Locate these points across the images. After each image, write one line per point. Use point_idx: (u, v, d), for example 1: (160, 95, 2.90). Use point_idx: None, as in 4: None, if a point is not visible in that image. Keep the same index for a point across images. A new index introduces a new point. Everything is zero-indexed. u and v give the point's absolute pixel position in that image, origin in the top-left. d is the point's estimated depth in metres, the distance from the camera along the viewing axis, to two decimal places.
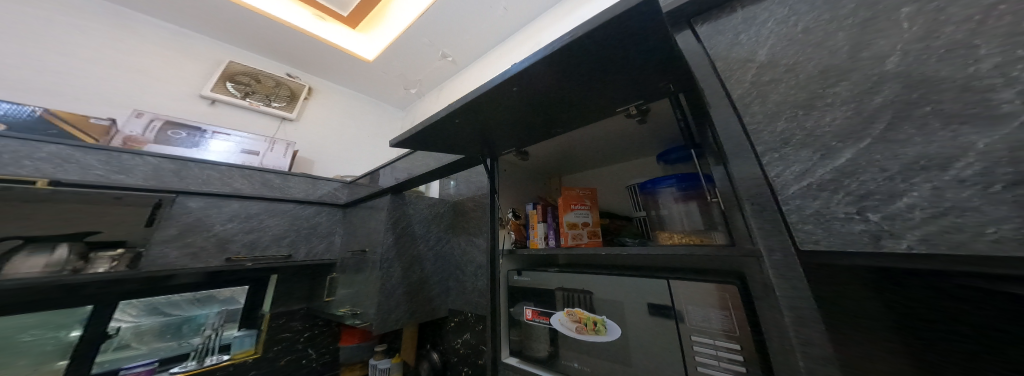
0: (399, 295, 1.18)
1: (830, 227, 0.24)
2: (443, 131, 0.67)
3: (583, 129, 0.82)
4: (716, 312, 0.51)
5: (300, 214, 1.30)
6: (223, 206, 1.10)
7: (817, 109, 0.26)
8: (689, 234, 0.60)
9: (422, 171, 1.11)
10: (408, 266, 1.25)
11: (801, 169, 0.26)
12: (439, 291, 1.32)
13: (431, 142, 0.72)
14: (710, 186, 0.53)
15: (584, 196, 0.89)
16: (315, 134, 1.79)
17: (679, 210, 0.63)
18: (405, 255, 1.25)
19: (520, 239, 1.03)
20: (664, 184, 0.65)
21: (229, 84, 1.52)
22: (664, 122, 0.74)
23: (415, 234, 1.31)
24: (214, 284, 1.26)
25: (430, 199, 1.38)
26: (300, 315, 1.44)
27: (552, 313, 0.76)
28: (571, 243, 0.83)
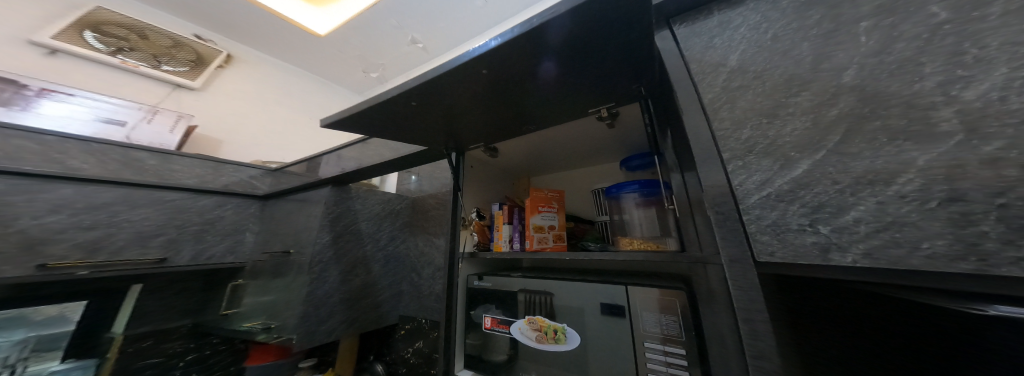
0: (335, 302, 1.04)
1: (784, 239, 0.24)
2: (395, 118, 0.59)
3: (554, 129, 0.79)
4: (666, 318, 0.51)
5: (190, 205, 1.05)
6: (41, 191, 0.78)
7: (779, 118, 0.25)
8: (645, 241, 0.61)
9: (372, 162, 0.99)
10: (350, 269, 1.11)
11: (762, 178, 0.25)
12: (389, 296, 1.21)
13: (373, 127, 0.63)
14: (670, 194, 0.54)
15: (552, 198, 0.87)
16: (229, 109, 1.50)
17: (640, 215, 0.64)
18: (343, 256, 1.09)
19: (484, 241, 0.97)
20: (628, 190, 0.64)
21: (89, 34, 1.17)
22: (632, 127, 0.75)
23: (362, 232, 1.17)
24: (27, 299, 0.88)
25: (384, 195, 1.26)
26: (181, 333, 1.12)
27: (512, 322, 0.72)
28: (536, 248, 0.79)
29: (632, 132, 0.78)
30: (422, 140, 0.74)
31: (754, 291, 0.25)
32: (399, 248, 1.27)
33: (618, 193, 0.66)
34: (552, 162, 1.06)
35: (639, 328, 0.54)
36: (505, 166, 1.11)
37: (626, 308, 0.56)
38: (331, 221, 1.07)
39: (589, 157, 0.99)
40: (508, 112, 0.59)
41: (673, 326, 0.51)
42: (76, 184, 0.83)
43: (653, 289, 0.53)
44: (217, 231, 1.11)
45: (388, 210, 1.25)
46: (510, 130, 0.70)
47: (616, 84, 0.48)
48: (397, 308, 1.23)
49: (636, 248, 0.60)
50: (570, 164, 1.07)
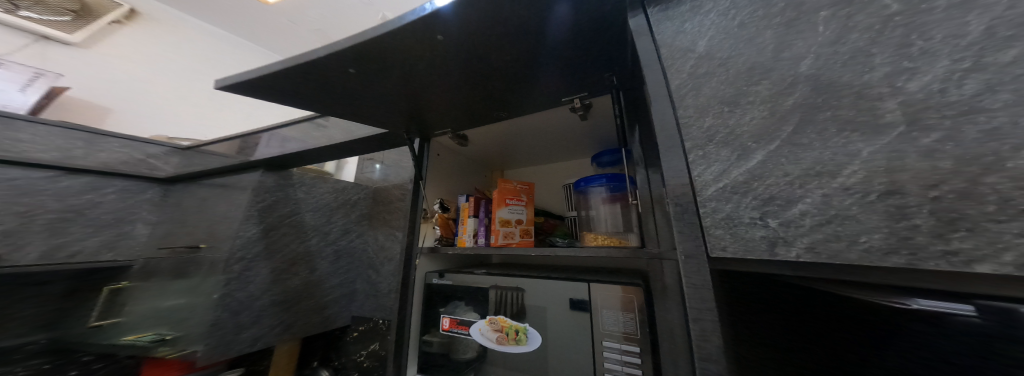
0: (263, 304, 0.92)
1: (736, 233, 0.23)
2: (333, 89, 0.51)
3: (526, 118, 0.76)
4: (624, 316, 0.51)
5: (58, 189, 0.84)
6: None
7: (739, 107, 0.25)
8: (611, 237, 0.58)
9: (319, 144, 0.88)
10: (291, 265, 1.01)
11: (720, 169, 0.24)
12: (339, 296, 1.12)
13: (309, 97, 0.53)
14: (634, 188, 0.53)
15: (521, 191, 0.80)
16: (135, 74, 1.26)
17: (606, 211, 0.62)
18: (272, 249, 0.96)
19: (447, 236, 0.88)
20: (595, 184, 0.61)
21: None
22: (602, 120, 0.74)
23: (305, 225, 1.07)
24: None
25: (337, 184, 1.17)
26: None
27: (473, 322, 0.68)
28: (501, 243, 0.71)
29: (604, 126, 0.77)
30: (378, 122, 0.67)
31: (706, 287, 0.24)
32: (353, 243, 1.17)
33: (586, 186, 0.63)
34: (522, 154, 1.03)
35: (599, 325, 0.53)
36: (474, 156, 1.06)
37: (585, 305, 0.55)
38: (257, 210, 0.93)
39: (561, 151, 0.98)
40: (477, 94, 0.56)
41: (631, 324, 0.50)
42: None
43: (613, 285, 0.53)
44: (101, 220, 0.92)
45: (340, 201, 1.16)
46: (478, 111, 0.66)
47: (585, 62, 0.47)
48: (349, 309, 1.15)
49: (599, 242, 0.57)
50: (540, 158, 1.06)
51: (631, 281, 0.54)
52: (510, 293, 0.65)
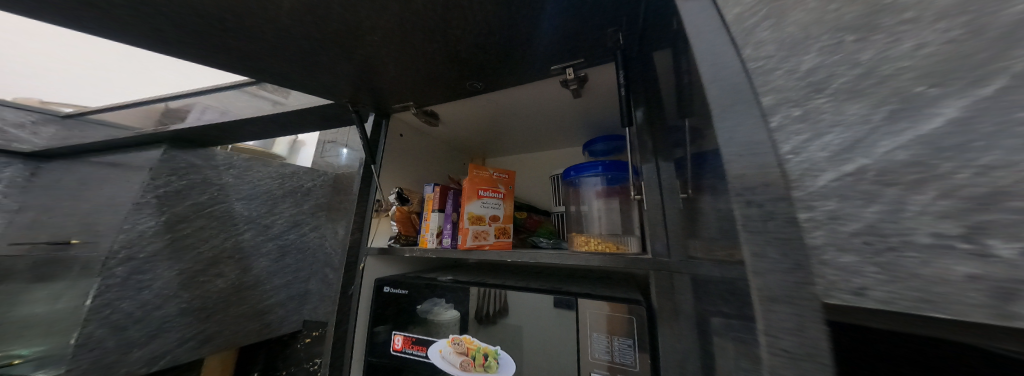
0: (166, 313, 0.80)
1: (887, 264, 0.12)
2: (180, 17, 0.37)
3: (504, 93, 0.64)
4: (612, 341, 0.41)
5: None
6: None
7: (882, 31, 0.13)
8: (608, 242, 0.44)
9: (252, 114, 0.72)
10: (209, 266, 0.87)
11: (841, 141, 0.13)
12: (286, 297, 1.03)
13: (139, 28, 0.39)
14: (637, 179, 0.41)
15: (498, 181, 0.66)
16: None
17: (599, 206, 0.50)
18: (180, 247, 0.83)
19: (406, 234, 0.71)
20: (588, 174, 0.48)
21: None
22: (597, 100, 0.63)
23: (234, 217, 0.94)
24: None
25: (283, 169, 1.06)
26: None
27: (433, 342, 0.56)
28: (469, 246, 0.58)
29: (599, 109, 0.67)
30: (293, 82, 0.52)
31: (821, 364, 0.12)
32: (303, 237, 1.09)
33: (576, 175, 0.50)
34: (504, 141, 0.91)
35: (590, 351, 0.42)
36: (448, 140, 0.92)
37: (566, 325, 0.44)
38: (157, 201, 0.81)
39: (547, 138, 0.87)
40: (437, 51, 0.46)
41: (623, 354, 0.40)
42: None
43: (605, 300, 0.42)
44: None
45: (284, 188, 1.06)
46: (444, 77, 0.55)
47: (584, 5, 0.36)
48: (300, 312, 1.06)
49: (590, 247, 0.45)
50: (525, 147, 0.94)
51: (626, 296, 0.43)
52: (479, 305, 0.53)
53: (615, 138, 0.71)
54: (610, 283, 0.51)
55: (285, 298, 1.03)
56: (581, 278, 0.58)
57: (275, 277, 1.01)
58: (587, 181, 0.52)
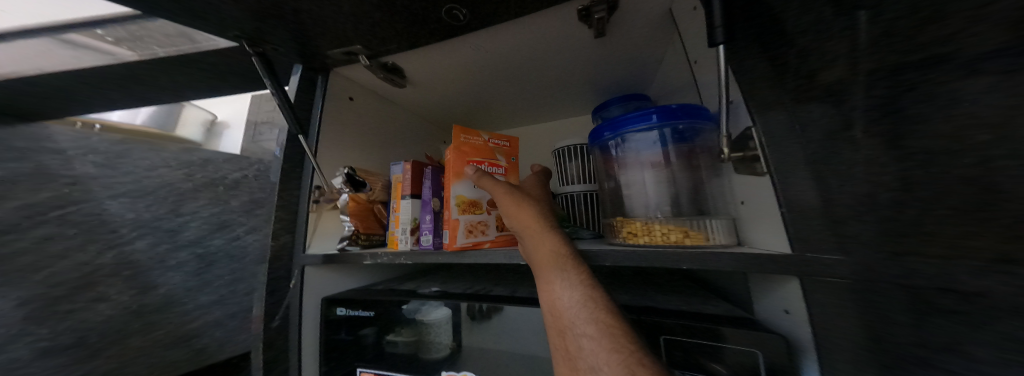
0: (14, 356, 0.54)
1: None
2: None
3: (497, 37, 0.47)
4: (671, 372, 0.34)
5: None
6: None
7: None
8: (666, 226, 0.40)
9: (103, 64, 0.48)
10: (85, 288, 0.62)
11: None
12: (221, 316, 0.78)
13: None
14: (747, 126, 0.32)
15: (496, 151, 0.50)
16: None
17: (648, 177, 0.46)
18: (13, 268, 0.56)
19: (365, 231, 0.52)
20: (638, 126, 0.43)
21: None
22: (624, 39, 0.47)
23: (116, 220, 0.68)
24: None
25: (197, 153, 0.81)
26: None
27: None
28: (461, 246, 0.43)
29: (617, 61, 0.53)
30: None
31: None
32: (232, 241, 0.84)
33: (623, 129, 0.44)
34: (492, 110, 0.74)
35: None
36: (420, 109, 0.73)
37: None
38: None
39: (543, 107, 0.72)
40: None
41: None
42: None
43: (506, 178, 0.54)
44: None
45: (196, 181, 0.80)
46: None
47: None
48: (242, 334, 0.82)
49: (644, 237, 0.40)
50: (517, 116, 0.77)
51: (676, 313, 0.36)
52: (471, 315, 0.43)
53: (632, 98, 0.59)
54: (659, 297, 0.45)
55: (222, 317, 0.79)
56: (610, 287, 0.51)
57: (199, 292, 0.76)
58: (633, 136, 0.46)
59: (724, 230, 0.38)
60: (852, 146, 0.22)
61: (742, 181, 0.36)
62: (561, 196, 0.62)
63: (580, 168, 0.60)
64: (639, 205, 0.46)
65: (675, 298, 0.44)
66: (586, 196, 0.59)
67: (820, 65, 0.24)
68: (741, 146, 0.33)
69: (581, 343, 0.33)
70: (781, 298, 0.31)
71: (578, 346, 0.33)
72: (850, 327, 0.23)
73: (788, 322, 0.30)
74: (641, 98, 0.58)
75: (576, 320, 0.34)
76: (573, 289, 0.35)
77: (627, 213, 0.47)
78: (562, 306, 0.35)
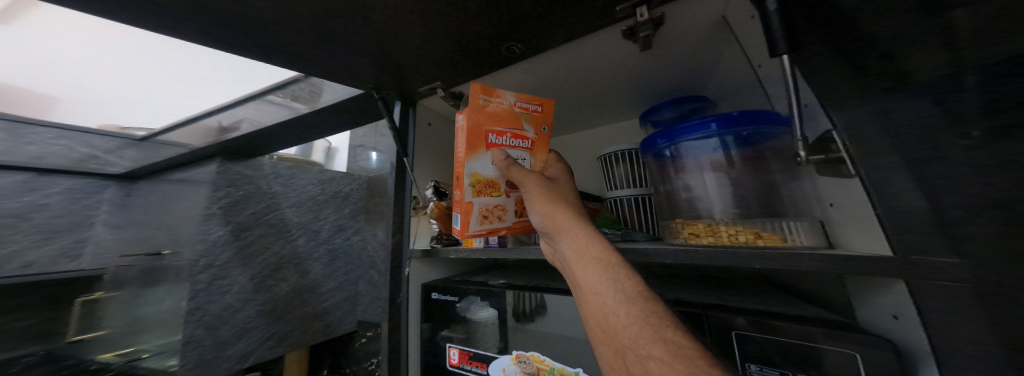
0: (247, 313, 0.84)
1: None
2: (210, 11, 0.33)
3: (552, 62, 0.53)
4: (742, 365, 0.36)
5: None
6: None
7: None
8: (730, 228, 0.41)
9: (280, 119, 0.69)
10: (274, 271, 0.91)
11: None
12: (339, 301, 1.04)
13: (188, 19, 0.34)
14: (831, 129, 0.30)
15: (523, 118, 0.48)
16: None
17: (711, 181, 0.47)
18: (241, 256, 0.86)
19: (446, 231, 0.64)
20: (696, 134, 0.46)
21: None
22: (672, 47, 0.49)
23: (289, 223, 0.97)
24: None
25: (326, 172, 1.07)
26: (28, 366, 0.99)
27: (493, 359, 0.54)
28: (471, 234, 0.45)
29: (663, 67, 0.55)
30: (328, 71, 0.47)
31: None
32: (348, 240, 1.09)
33: (680, 138, 0.47)
34: None
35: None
36: None
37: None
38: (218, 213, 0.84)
39: (589, 116, 0.76)
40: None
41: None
42: None
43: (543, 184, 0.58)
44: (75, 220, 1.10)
45: (327, 194, 1.06)
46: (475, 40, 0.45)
47: None
48: (353, 314, 1.07)
49: (707, 237, 0.42)
50: (566, 125, 0.81)
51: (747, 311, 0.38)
52: (516, 318, 0.53)
53: (687, 100, 0.58)
54: (730, 295, 0.46)
55: (343, 299, 1.05)
56: (673, 287, 0.53)
57: (330, 279, 1.02)
58: (689, 142, 0.48)
59: (806, 231, 0.37)
60: (961, 148, 0.23)
61: (828, 183, 0.35)
62: (609, 199, 0.65)
63: (627, 172, 0.62)
64: (700, 208, 0.47)
65: (743, 297, 0.45)
66: (635, 199, 0.61)
67: (914, 70, 0.25)
68: (822, 148, 0.32)
69: (644, 362, 0.35)
70: (888, 304, 0.30)
71: (643, 367, 0.35)
72: (970, 328, 0.23)
73: (897, 327, 0.29)
74: (696, 100, 0.58)
75: (634, 338, 0.37)
76: (630, 305, 0.38)
77: (684, 215, 0.48)
78: (619, 324, 0.38)
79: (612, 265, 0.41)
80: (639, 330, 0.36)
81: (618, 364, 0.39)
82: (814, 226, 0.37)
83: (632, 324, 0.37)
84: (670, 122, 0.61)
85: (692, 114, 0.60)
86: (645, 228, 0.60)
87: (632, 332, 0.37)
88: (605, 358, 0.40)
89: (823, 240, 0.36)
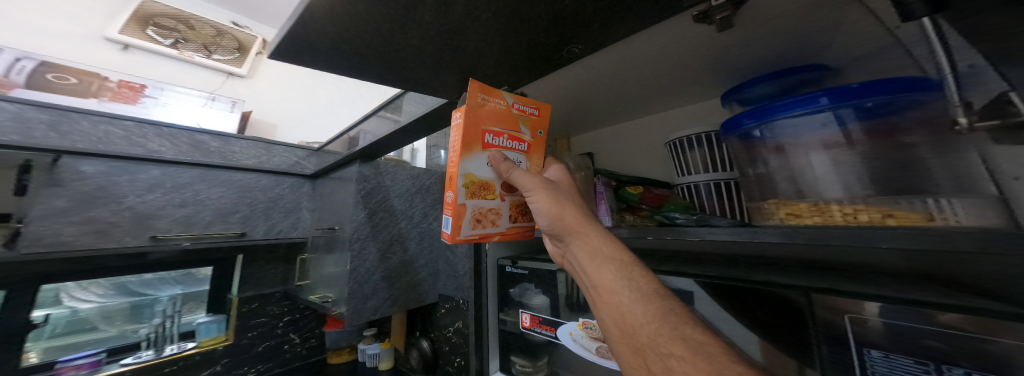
0: (374, 279, 1.10)
1: None
2: (372, 59, 0.45)
3: (621, 53, 0.54)
4: (858, 349, 0.37)
5: (255, 184, 1.40)
6: (142, 173, 1.16)
7: None
8: (845, 207, 0.38)
9: (387, 133, 0.86)
10: (388, 246, 1.16)
11: None
12: (427, 275, 1.27)
13: (360, 66, 0.47)
14: None
15: (521, 121, 0.49)
16: (270, 92, 1.92)
17: (819, 161, 0.41)
18: (371, 236, 1.11)
19: None
20: (799, 111, 0.42)
21: (150, 29, 1.58)
22: (762, 23, 0.45)
23: (395, 209, 1.22)
24: (191, 263, 1.45)
25: (412, 170, 1.28)
26: (275, 299, 1.58)
27: (560, 325, 0.67)
28: (462, 238, 0.44)
29: (746, 46, 0.51)
30: (434, 90, 0.59)
31: None
32: (432, 224, 1.33)
33: (774, 117, 0.44)
34: (604, 115, 0.82)
35: (819, 356, 0.40)
36: None
37: (770, 322, 0.44)
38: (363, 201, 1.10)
39: (654, 101, 0.74)
40: (540, 13, 0.38)
41: (880, 369, 0.35)
42: (166, 167, 1.21)
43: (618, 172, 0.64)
44: (279, 208, 1.48)
45: (418, 186, 1.31)
46: (533, 49, 0.46)
47: None
48: (435, 287, 1.29)
49: (812, 217, 0.40)
50: (630, 111, 0.79)
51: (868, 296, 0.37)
52: (569, 305, 0.65)
53: (789, 73, 0.51)
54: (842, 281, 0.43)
55: (429, 274, 1.29)
56: (770, 273, 0.50)
57: (419, 258, 1.27)
58: (787, 120, 0.43)
59: (968, 210, 0.31)
60: None
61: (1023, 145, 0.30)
62: (681, 186, 0.65)
63: (705, 155, 0.59)
64: (801, 189, 0.43)
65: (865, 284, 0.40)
66: (715, 185, 0.59)
67: None
68: (998, 113, 0.29)
69: (664, 359, 0.39)
70: None
71: (666, 366, 0.39)
72: None
73: None
74: (805, 70, 0.49)
75: (652, 335, 0.41)
76: (647, 304, 0.43)
77: (778, 195, 0.45)
78: (638, 322, 0.43)
79: (626, 267, 0.47)
80: (658, 330, 0.41)
81: (637, 362, 0.43)
82: (988, 203, 0.30)
83: (650, 323, 0.42)
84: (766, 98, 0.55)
85: (801, 86, 0.51)
86: (725, 213, 0.57)
87: (648, 330, 0.42)
88: (622, 355, 0.45)
89: (1005, 221, 0.29)
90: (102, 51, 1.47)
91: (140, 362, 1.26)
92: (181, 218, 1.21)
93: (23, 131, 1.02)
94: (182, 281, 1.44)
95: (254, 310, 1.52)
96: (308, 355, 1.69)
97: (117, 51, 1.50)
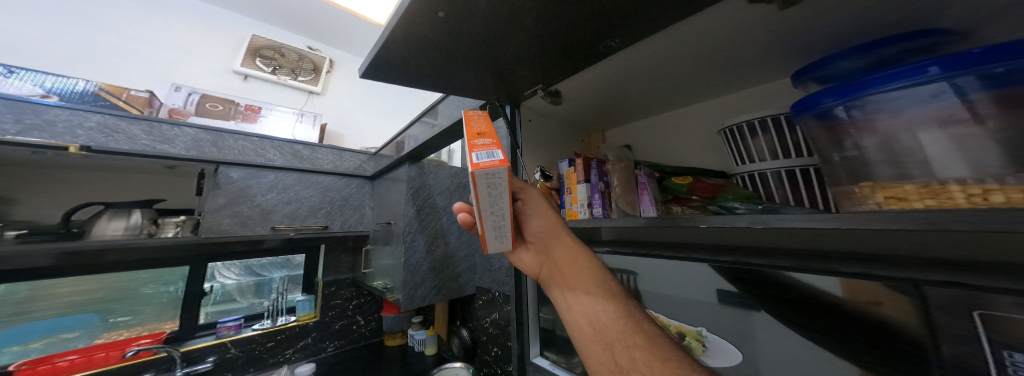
0: (422, 268, 1.19)
1: None
2: (427, 70, 0.51)
3: (666, 43, 0.53)
4: (997, 352, 0.30)
5: (332, 185, 1.58)
6: (262, 177, 1.37)
7: None
8: (969, 187, 0.27)
9: (427, 137, 0.93)
10: (432, 239, 1.25)
11: None
12: (465, 268, 1.34)
13: (421, 77, 0.53)
14: None
15: None
16: (338, 105, 2.14)
17: (936, 138, 0.30)
18: (420, 229, 1.20)
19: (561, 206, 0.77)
20: (897, 85, 0.32)
21: (258, 60, 1.85)
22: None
23: (438, 206, 1.30)
24: (288, 251, 1.71)
25: (451, 169, 1.36)
26: (347, 284, 1.79)
27: None
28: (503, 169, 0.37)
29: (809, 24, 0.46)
30: (476, 93, 0.62)
31: None
32: None
33: (861, 92, 0.34)
34: (641, 106, 0.80)
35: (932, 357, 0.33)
36: (575, 119, 0.89)
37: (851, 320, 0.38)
38: (414, 198, 1.20)
39: (702, 90, 0.69)
40: (579, 13, 0.39)
41: None
42: (275, 171, 1.42)
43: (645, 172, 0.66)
44: (350, 205, 1.64)
45: (456, 184, 1.38)
46: (571, 44, 0.46)
47: None
48: (473, 280, 1.35)
49: (924, 200, 0.29)
50: (670, 100, 0.75)
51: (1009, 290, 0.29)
52: None
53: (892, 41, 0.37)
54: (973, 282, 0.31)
55: (470, 266, 1.35)
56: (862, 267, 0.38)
57: (461, 251, 1.34)
58: (875, 97, 0.34)
59: None
60: None
61: None
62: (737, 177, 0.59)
63: (771, 142, 0.52)
64: (904, 171, 0.31)
65: None
66: (781, 175, 0.51)
67: None
68: None
69: (632, 354, 0.46)
70: None
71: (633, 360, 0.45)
72: None
73: None
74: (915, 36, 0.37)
75: (622, 331, 0.48)
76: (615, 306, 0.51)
77: (872, 178, 0.34)
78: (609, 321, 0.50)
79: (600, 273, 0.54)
80: (628, 328, 0.48)
81: (603, 356, 0.48)
82: None
83: (621, 323, 0.49)
84: (851, 77, 0.41)
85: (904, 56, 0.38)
86: (795, 202, 0.49)
87: (618, 326, 0.49)
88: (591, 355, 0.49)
89: None
90: (229, 81, 1.77)
91: (265, 328, 1.55)
92: (289, 213, 1.44)
93: (194, 147, 1.34)
94: (285, 265, 1.71)
95: (332, 293, 1.73)
96: (371, 336, 1.87)
97: (239, 80, 1.79)
